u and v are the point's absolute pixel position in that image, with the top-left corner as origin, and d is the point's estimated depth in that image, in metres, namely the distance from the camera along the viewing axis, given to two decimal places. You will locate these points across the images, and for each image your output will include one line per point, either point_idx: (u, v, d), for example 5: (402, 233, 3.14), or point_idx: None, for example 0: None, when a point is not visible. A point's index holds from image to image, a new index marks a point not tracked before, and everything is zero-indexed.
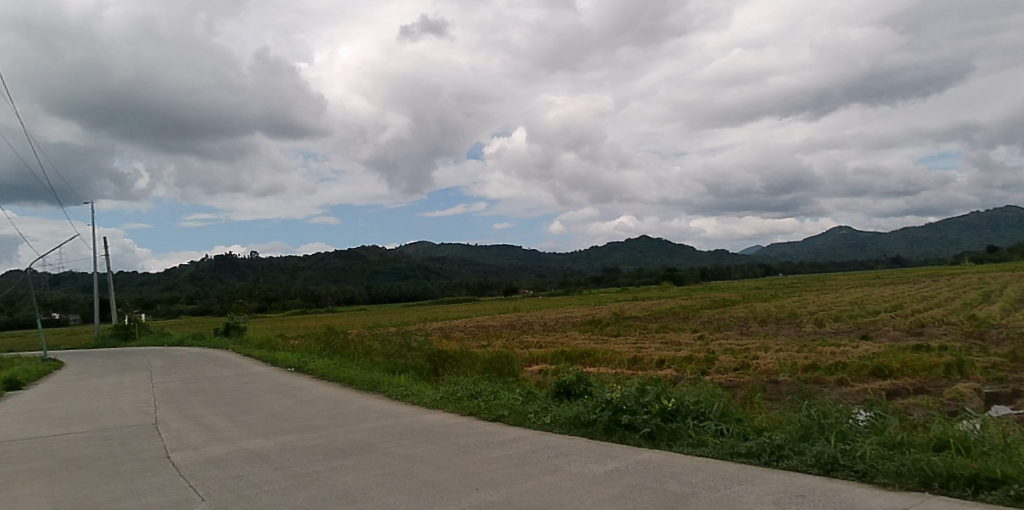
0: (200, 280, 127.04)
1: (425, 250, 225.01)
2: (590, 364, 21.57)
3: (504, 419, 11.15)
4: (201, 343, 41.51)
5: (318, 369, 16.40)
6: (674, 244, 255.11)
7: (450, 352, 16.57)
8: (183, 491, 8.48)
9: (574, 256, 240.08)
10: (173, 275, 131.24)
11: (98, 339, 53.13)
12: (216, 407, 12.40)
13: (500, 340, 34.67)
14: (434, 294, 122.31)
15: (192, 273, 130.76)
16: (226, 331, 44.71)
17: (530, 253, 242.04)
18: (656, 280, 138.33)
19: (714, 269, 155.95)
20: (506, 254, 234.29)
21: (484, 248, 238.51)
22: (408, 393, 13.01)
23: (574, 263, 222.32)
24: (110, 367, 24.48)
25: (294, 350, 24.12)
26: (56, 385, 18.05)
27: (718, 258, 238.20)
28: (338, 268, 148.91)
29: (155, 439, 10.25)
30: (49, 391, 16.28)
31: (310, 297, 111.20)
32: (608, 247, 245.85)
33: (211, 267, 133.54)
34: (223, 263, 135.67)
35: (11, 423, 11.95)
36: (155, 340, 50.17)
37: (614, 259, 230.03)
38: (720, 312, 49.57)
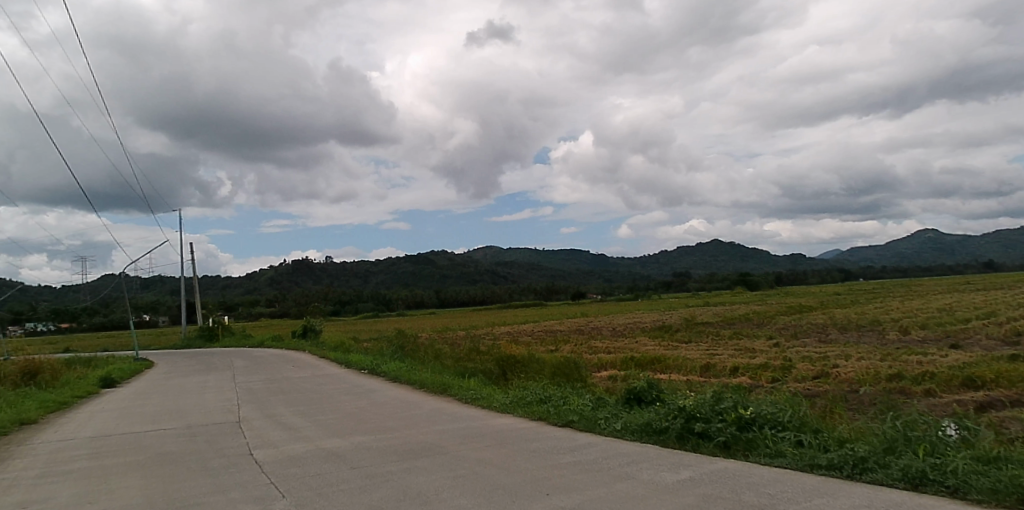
0: (278, 285, 132.18)
1: (493, 255, 226.95)
2: (661, 371, 21.23)
3: (574, 425, 11.05)
4: (281, 344, 43.16)
5: (390, 372, 16.74)
6: (747, 248, 248.33)
7: (519, 357, 16.56)
8: (266, 487, 8.80)
9: (642, 261, 236.93)
10: (253, 279, 136.88)
11: (186, 340, 55.90)
12: (294, 406, 12.82)
13: (569, 346, 34.62)
14: (502, 297, 123.01)
15: (271, 277, 136.11)
16: (303, 334, 46.21)
17: (598, 258, 240.89)
18: (729, 285, 135.23)
19: (789, 274, 151.07)
20: (574, 258, 233.70)
21: (550, 252, 238.39)
22: (478, 396, 13.12)
23: (643, 268, 219.78)
24: (196, 367, 25.61)
25: (367, 353, 24.68)
26: (148, 384, 19.04)
27: (794, 262, 230.77)
28: (408, 273, 151.74)
29: (238, 436, 10.67)
30: (140, 389, 17.20)
31: (382, 300, 113.73)
32: (677, 251, 241.51)
33: (289, 272, 138.66)
34: (299, 269, 140.56)
35: (109, 418, 12.69)
36: (239, 341, 52.36)
37: (684, 263, 225.73)
38: (798, 318, 48.09)
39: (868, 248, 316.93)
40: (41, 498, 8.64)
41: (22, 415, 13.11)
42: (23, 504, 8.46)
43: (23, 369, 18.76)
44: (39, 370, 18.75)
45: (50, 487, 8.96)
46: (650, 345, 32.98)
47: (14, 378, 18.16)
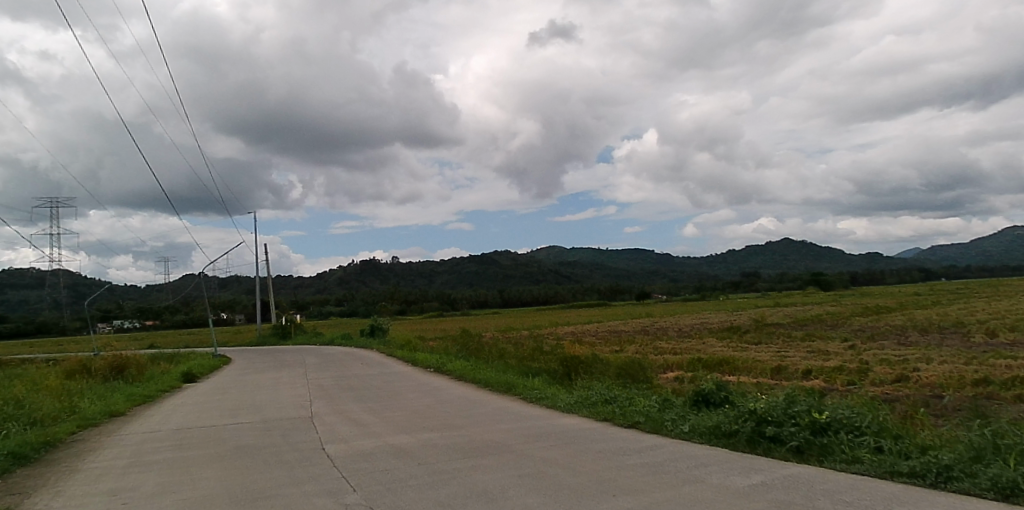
0: (347, 285, 135.96)
1: (556, 255, 227.05)
2: (729, 372, 20.79)
3: (640, 426, 10.93)
4: (352, 342, 44.37)
5: (455, 371, 16.91)
6: (820, 247, 239.51)
7: (583, 357, 16.47)
8: (338, 481, 9.02)
9: (709, 261, 231.78)
10: (323, 279, 141.22)
11: (261, 337, 58.16)
12: (364, 403, 13.12)
13: (635, 346, 34.26)
14: (564, 297, 122.71)
15: (341, 277, 140.18)
16: (371, 332, 47.29)
17: (663, 258, 237.60)
18: (800, 285, 131.18)
19: (865, 273, 145.02)
20: (638, 257, 231.23)
21: (614, 252, 236.20)
22: (542, 396, 13.11)
23: (710, 268, 215.54)
24: (271, 364, 26.63)
25: (434, 351, 25.07)
26: (225, 379, 19.88)
27: (870, 262, 221.59)
28: (472, 273, 153.16)
29: (311, 431, 10.97)
30: (219, 384, 17.95)
31: (446, 300, 115.20)
32: (745, 250, 235.22)
33: (357, 272, 142.50)
34: (368, 269, 144.23)
35: (190, 412, 13.29)
36: (310, 339, 54.07)
37: (753, 262, 219.64)
38: (877, 319, 46.20)
39: (950, 248, 301.51)
40: (129, 487, 9.09)
41: (111, 407, 13.90)
42: (113, 492, 8.93)
43: (112, 364, 19.83)
44: (126, 365, 19.77)
45: (137, 476, 9.43)
46: (718, 347, 32.28)
47: (103, 373, 19.20)
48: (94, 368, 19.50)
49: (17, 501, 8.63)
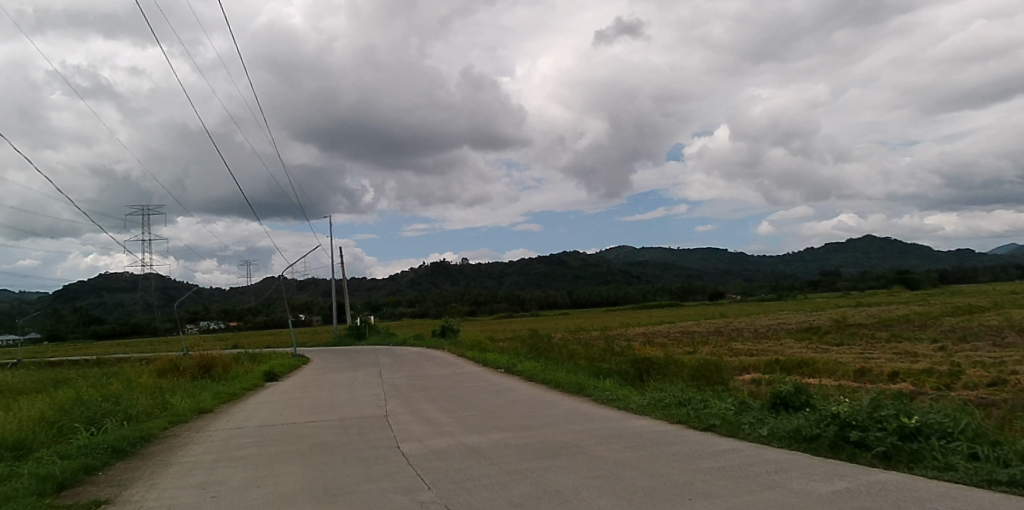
0: (418, 286, 138.99)
1: (627, 255, 225.16)
2: (810, 375, 20.07)
3: (716, 429, 10.67)
4: (424, 342, 45.22)
5: (525, 371, 16.98)
6: (907, 244, 227.54)
7: (655, 358, 16.26)
8: (413, 479, 9.19)
9: (786, 260, 223.85)
10: (395, 281, 144.93)
11: (338, 338, 60.03)
12: (436, 402, 13.33)
13: (712, 347, 33.49)
14: (634, 297, 121.32)
15: (412, 279, 143.60)
16: (443, 332, 48.16)
17: (737, 256, 231.65)
18: (885, 284, 125.42)
19: (956, 272, 137.05)
20: (711, 256, 226.28)
21: (684, 252, 231.57)
22: (614, 397, 12.99)
23: (787, 267, 208.78)
24: (349, 364, 27.43)
25: (503, 352, 25.23)
26: (305, 378, 20.58)
27: (962, 260, 209.30)
28: (541, 274, 153.19)
29: (386, 429, 11.21)
30: (300, 383, 18.59)
31: (515, 301, 115.60)
32: (823, 248, 226.11)
33: (428, 273, 145.85)
34: (439, 270, 147.21)
35: (272, 409, 13.81)
36: (384, 339, 55.41)
37: (833, 261, 210.80)
38: (972, 320, 43.51)
39: None
40: (217, 480, 9.50)
41: (199, 404, 14.58)
42: (202, 485, 9.35)
43: (200, 362, 20.86)
44: (213, 364, 20.75)
45: (224, 471, 9.85)
46: (796, 348, 31.26)
47: (192, 372, 20.23)
48: (183, 366, 20.57)
49: (117, 492, 9.15)
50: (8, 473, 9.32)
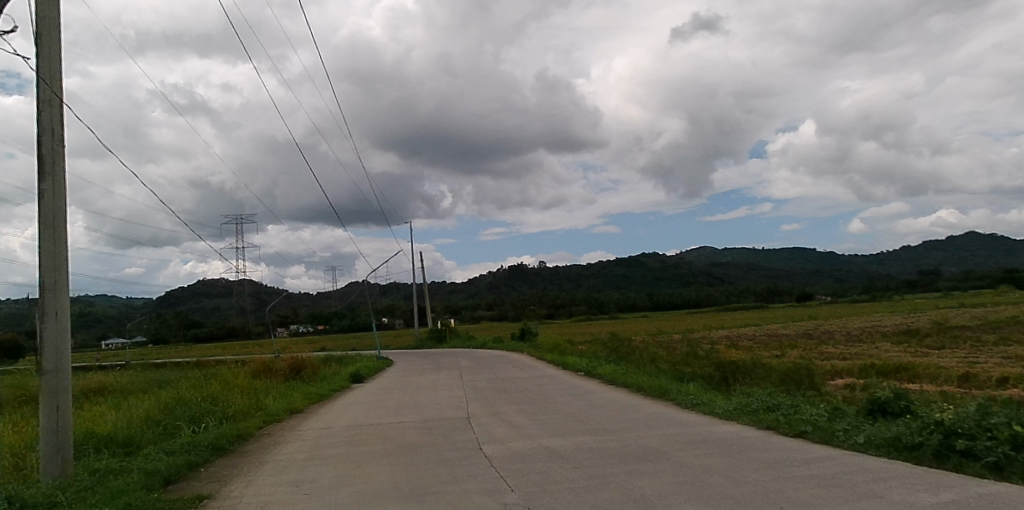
0: (497, 290, 140.74)
1: (708, 255, 220.21)
2: (908, 380, 19.06)
3: (808, 436, 10.28)
4: (504, 345, 45.60)
5: (606, 374, 16.86)
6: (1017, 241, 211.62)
7: (741, 362, 15.82)
8: (496, 480, 9.27)
9: (880, 260, 212.58)
10: (474, 284, 147.21)
11: (420, 341, 61.29)
12: (518, 405, 13.40)
13: (801, 351, 32.21)
14: (717, 300, 118.42)
15: (491, 282, 145.63)
16: (523, 336, 48.42)
17: (826, 255, 222.26)
18: (990, 284, 117.56)
19: None
20: (798, 256, 217.95)
21: (769, 252, 224.14)
22: (699, 401, 12.70)
23: (882, 266, 198.49)
24: (432, 366, 27.98)
25: (583, 355, 25.22)
26: (389, 380, 21.15)
27: None
28: (620, 276, 151.54)
29: (470, 431, 11.37)
30: (386, 385, 19.16)
31: (594, 304, 114.58)
32: (919, 245, 213.27)
33: (506, 276, 147.45)
34: (516, 273, 148.50)
35: (360, 410, 14.26)
36: (464, 342, 56.03)
37: (932, 259, 198.66)
38: None
39: None
40: (308, 478, 9.84)
41: (291, 405, 15.19)
42: (295, 482, 9.71)
43: (291, 364, 21.76)
44: (302, 366, 21.61)
45: (315, 468, 10.21)
46: (892, 352, 29.77)
47: (284, 372, 21.12)
48: (276, 368, 21.48)
49: (218, 487, 9.62)
50: (122, 468, 9.95)
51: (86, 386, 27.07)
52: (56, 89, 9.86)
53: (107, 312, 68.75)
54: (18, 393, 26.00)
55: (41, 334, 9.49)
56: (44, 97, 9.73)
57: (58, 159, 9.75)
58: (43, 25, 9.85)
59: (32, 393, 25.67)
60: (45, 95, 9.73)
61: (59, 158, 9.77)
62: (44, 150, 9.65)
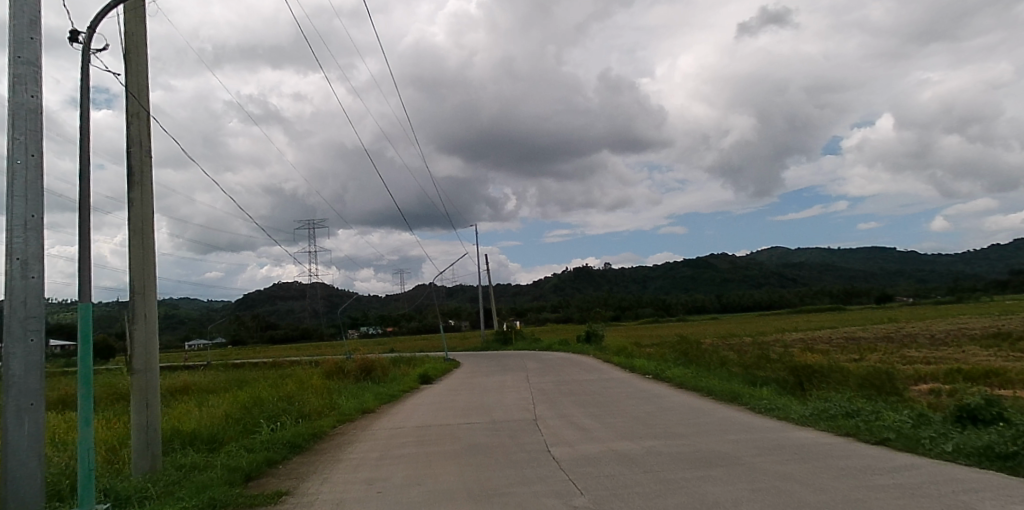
0: (562, 291, 140.73)
1: (781, 255, 213.87)
2: (1001, 386, 18.02)
3: (891, 443, 9.87)
4: (570, 347, 45.68)
5: (675, 378, 16.64)
6: None
7: (817, 366, 15.35)
8: (565, 483, 9.25)
9: (967, 260, 201.51)
10: (539, 286, 147.68)
11: (485, 342, 61.83)
12: (585, 408, 13.34)
13: (879, 355, 30.87)
14: (791, 302, 114.76)
15: (556, 283, 145.75)
16: (588, 338, 48.31)
17: (908, 255, 212.19)
18: None
19: None
20: (878, 257, 208.98)
21: (846, 252, 215.70)
22: (773, 406, 12.37)
23: (970, 267, 187.99)
24: (498, 368, 28.26)
25: (651, 358, 24.97)
26: (457, 381, 21.49)
27: None
28: (687, 277, 148.90)
29: (537, 433, 11.38)
30: (453, 386, 19.42)
31: (661, 307, 113.05)
32: (1010, 243, 201.00)
33: (571, 278, 147.16)
34: (581, 275, 147.95)
35: (428, 410, 14.49)
36: (531, 344, 56.16)
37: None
38: None
39: None
40: (380, 477, 10.03)
41: (363, 405, 15.57)
42: (368, 480, 9.95)
43: (361, 366, 22.25)
44: (372, 367, 22.05)
45: (387, 467, 10.43)
46: (980, 357, 28.18)
47: (355, 373, 21.62)
48: (347, 369, 22.05)
49: (295, 484, 9.93)
50: (205, 464, 10.38)
51: (174, 384, 28.55)
52: (143, 102, 10.38)
53: (189, 315, 72.23)
54: (114, 390, 27.64)
55: (132, 335, 10.01)
56: (133, 110, 10.28)
57: (145, 169, 10.25)
58: (131, 41, 10.42)
59: (126, 390, 27.21)
60: (134, 108, 10.27)
61: (147, 167, 10.30)
62: (133, 160, 10.18)
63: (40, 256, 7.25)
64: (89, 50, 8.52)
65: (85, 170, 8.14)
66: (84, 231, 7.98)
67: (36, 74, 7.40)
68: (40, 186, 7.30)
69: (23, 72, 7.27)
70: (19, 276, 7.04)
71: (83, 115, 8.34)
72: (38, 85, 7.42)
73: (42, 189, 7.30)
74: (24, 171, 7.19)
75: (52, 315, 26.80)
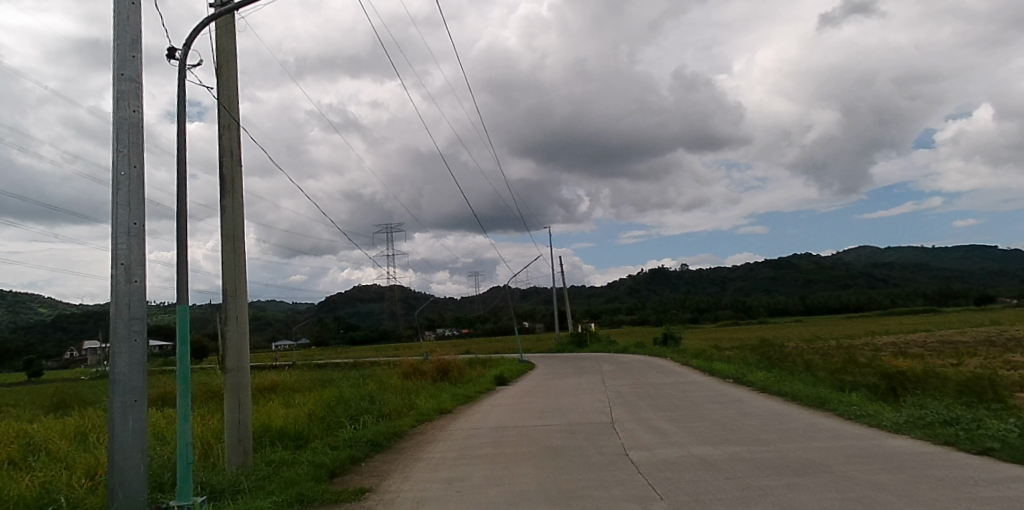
0: (638, 293, 139.42)
1: (871, 256, 203.96)
2: None
3: (995, 453, 9.27)
4: (645, 350, 45.11)
5: (757, 382, 16.16)
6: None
7: (911, 372, 14.62)
8: (644, 488, 9.13)
9: None
10: (614, 288, 146.64)
11: (560, 345, 61.69)
12: (664, 411, 13.10)
13: (983, 360, 28.98)
14: (881, 304, 109.27)
15: (631, 285, 144.62)
16: (665, 341, 47.64)
17: (1013, 254, 198.19)
18: None
19: None
20: (979, 256, 196.09)
21: (943, 251, 203.54)
22: (863, 413, 11.86)
23: None
24: (571, 370, 28.21)
25: (731, 361, 24.34)
26: (533, 383, 21.54)
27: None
28: (768, 278, 144.24)
29: (614, 436, 11.28)
30: (529, 387, 19.49)
31: (741, 309, 110.31)
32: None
33: (647, 280, 145.39)
34: (657, 276, 145.93)
35: (503, 412, 14.60)
36: (607, 347, 55.70)
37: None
38: None
39: None
40: (458, 477, 10.16)
41: (441, 405, 15.85)
42: (447, 480, 10.09)
43: (438, 367, 22.63)
44: (449, 368, 22.40)
45: (466, 467, 10.55)
46: None
47: (432, 374, 22.03)
48: (425, 370, 22.52)
49: (377, 481, 10.19)
50: (293, 460, 10.81)
51: (261, 383, 29.82)
52: (231, 112, 10.89)
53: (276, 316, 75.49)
54: (210, 388, 29.19)
55: (225, 335, 10.50)
56: (225, 121, 10.81)
57: (236, 177, 10.76)
58: (223, 56, 10.98)
59: (220, 388, 28.68)
60: (225, 120, 10.81)
61: (238, 175, 10.82)
62: (225, 168, 10.70)
63: (143, 262, 7.70)
64: (184, 65, 9.02)
65: (183, 179, 8.62)
66: (182, 237, 8.44)
67: (138, 89, 7.88)
68: (141, 195, 7.75)
69: (127, 88, 7.78)
70: (123, 281, 7.52)
71: (180, 127, 8.85)
72: (139, 100, 7.89)
73: (143, 198, 7.75)
74: (126, 182, 7.66)
75: (153, 317, 28.53)
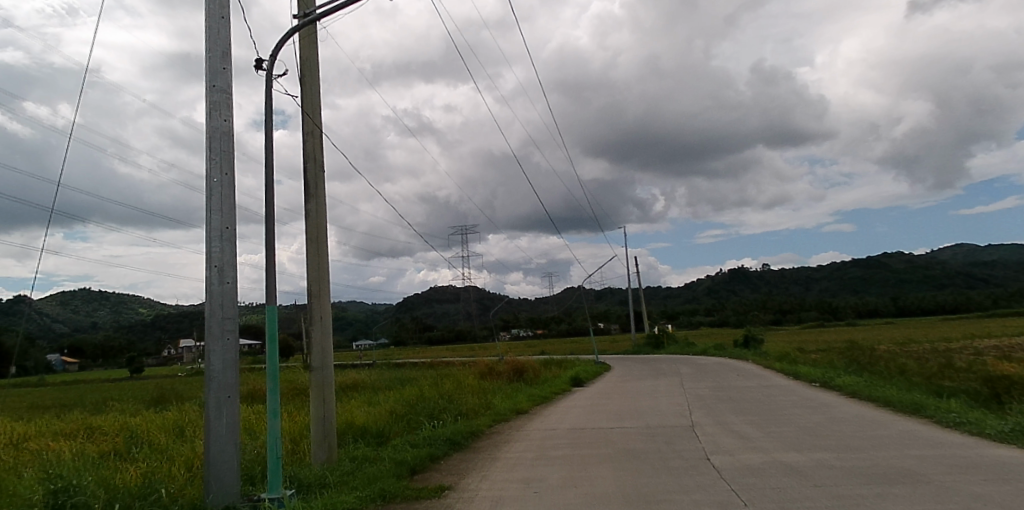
0: (717, 294, 136.97)
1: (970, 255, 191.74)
2: None
3: None
4: (727, 352, 43.97)
5: (846, 386, 15.52)
6: None
7: (1020, 378, 13.68)
8: (728, 493, 8.91)
9: None
10: (692, 289, 144.25)
11: (636, 346, 60.95)
12: (747, 416, 12.76)
13: None
14: (982, 305, 102.64)
15: (710, 287, 142.47)
16: (747, 343, 46.38)
17: None
18: None
19: None
20: None
21: None
22: (963, 420, 11.21)
23: None
24: (648, 372, 27.81)
25: (817, 364, 23.41)
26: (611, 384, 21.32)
27: None
28: (857, 278, 137.95)
29: (695, 440, 11.08)
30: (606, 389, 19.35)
31: (828, 311, 106.20)
32: None
33: (725, 281, 142.33)
34: (736, 277, 142.41)
35: (580, 413, 14.57)
36: (686, 349, 54.57)
37: None
38: None
39: None
40: (537, 477, 10.21)
41: (517, 405, 15.95)
42: (525, 479, 10.16)
43: (513, 367, 22.79)
44: (524, 369, 22.55)
45: (545, 468, 10.59)
46: None
47: (508, 374, 22.20)
48: (500, 370, 22.71)
49: (455, 479, 10.34)
50: (375, 456, 11.10)
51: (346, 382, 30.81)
52: (314, 120, 11.27)
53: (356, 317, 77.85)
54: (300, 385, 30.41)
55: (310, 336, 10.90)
56: (308, 128, 11.19)
57: (319, 182, 11.13)
58: (306, 66, 11.39)
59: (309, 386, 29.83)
60: (308, 127, 11.19)
61: (320, 181, 11.17)
62: (308, 174, 11.08)
63: (234, 263, 8.07)
64: (271, 76, 9.38)
65: (270, 185, 8.98)
66: (270, 239, 8.81)
67: (228, 99, 8.26)
68: (232, 200, 8.11)
69: (218, 99, 8.16)
70: (216, 282, 7.91)
71: (268, 135, 9.23)
72: (229, 110, 8.27)
73: (233, 202, 8.11)
74: (219, 188, 8.05)
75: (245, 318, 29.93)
